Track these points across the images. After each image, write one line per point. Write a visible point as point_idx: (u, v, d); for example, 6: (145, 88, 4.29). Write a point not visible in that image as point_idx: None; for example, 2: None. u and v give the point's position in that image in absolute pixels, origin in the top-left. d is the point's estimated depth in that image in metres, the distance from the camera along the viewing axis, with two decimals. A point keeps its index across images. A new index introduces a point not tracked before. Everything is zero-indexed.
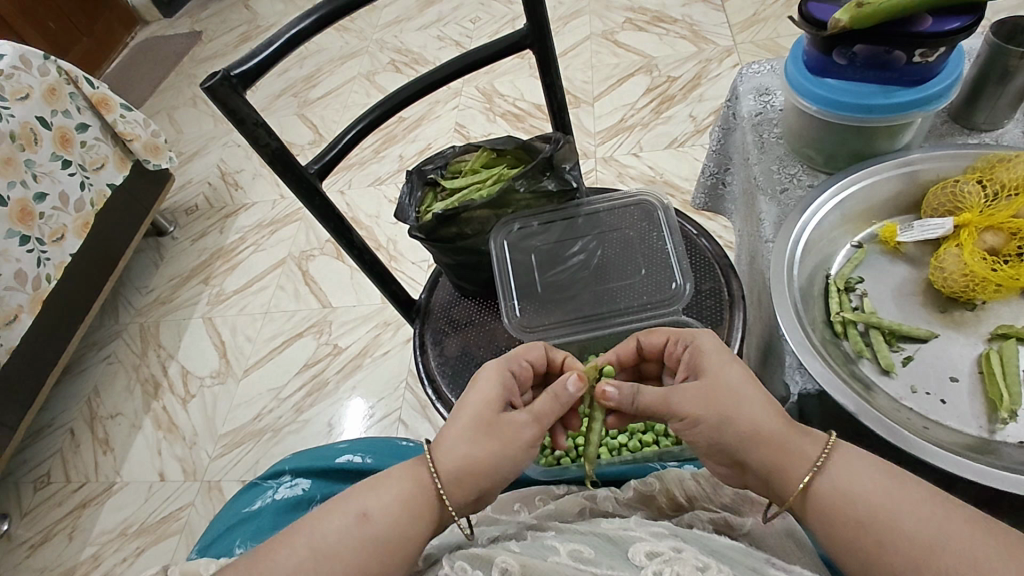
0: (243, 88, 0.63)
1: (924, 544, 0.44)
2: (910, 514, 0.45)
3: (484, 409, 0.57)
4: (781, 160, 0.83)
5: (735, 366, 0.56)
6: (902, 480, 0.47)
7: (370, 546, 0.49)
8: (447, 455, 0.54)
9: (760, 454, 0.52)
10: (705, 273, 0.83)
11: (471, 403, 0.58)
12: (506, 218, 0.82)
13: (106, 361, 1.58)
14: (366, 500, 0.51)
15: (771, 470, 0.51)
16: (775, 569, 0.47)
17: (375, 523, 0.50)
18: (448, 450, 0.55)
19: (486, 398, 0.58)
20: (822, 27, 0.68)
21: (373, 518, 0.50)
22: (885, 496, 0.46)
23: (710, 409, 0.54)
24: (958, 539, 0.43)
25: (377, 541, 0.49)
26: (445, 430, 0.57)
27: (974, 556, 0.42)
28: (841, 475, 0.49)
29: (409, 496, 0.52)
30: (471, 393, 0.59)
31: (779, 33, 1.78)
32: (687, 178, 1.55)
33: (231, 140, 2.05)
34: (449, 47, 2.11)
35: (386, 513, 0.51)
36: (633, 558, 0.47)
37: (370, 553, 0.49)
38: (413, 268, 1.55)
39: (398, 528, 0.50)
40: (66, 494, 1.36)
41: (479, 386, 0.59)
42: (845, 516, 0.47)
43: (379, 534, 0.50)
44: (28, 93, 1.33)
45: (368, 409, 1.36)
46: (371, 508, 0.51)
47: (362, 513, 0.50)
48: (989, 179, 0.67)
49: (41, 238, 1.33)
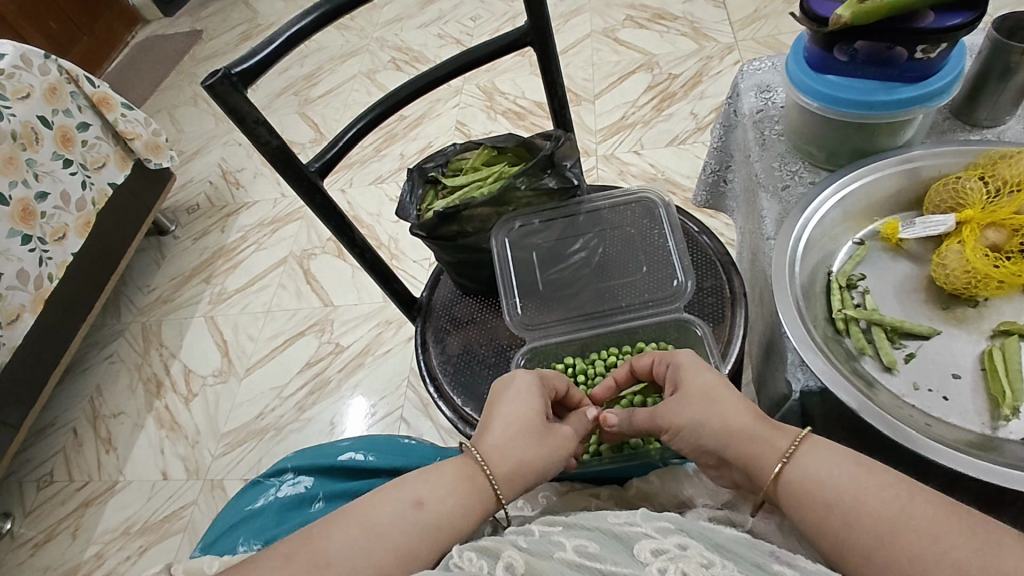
0: (244, 86, 0.63)
1: (889, 520, 0.44)
2: (876, 494, 0.46)
3: (532, 416, 0.59)
4: (783, 157, 0.83)
5: (711, 375, 0.58)
6: (869, 468, 0.48)
7: (424, 532, 0.50)
8: (500, 457, 0.56)
9: (738, 452, 0.53)
10: (707, 271, 0.83)
11: (518, 409, 0.59)
12: (507, 216, 0.81)
13: (108, 360, 1.58)
14: (422, 489, 0.53)
15: (748, 461, 0.52)
16: (779, 563, 0.47)
17: (430, 512, 0.52)
18: (502, 454, 0.57)
19: (532, 406, 0.60)
20: (824, 23, 0.68)
21: (428, 506, 0.52)
22: (853, 479, 0.47)
23: (691, 419, 0.56)
24: (923, 516, 0.44)
25: (431, 529, 0.51)
26: (494, 432, 0.58)
27: (936, 530, 0.43)
28: (809, 459, 0.50)
29: (465, 490, 0.54)
30: (517, 401, 0.60)
31: (779, 30, 1.77)
32: (687, 176, 1.55)
33: (232, 138, 2.05)
34: (450, 46, 2.11)
35: (441, 501, 0.53)
36: (638, 555, 0.48)
37: (422, 539, 0.50)
38: (414, 266, 1.55)
39: (451, 518, 0.52)
40: (70, 493, 1.37)
41: (522, 395, 0.61)
42: (815, 498, 0.48)
43: (432, 522, 0.51)
44: (29, 92, 1.33)
45: (370, 407, 1.36)
46: (426, 497, 0.52)
47: (416, 500, 0.52)
48: (991, 176, 0.67)
49: (43, 238, 1.33)
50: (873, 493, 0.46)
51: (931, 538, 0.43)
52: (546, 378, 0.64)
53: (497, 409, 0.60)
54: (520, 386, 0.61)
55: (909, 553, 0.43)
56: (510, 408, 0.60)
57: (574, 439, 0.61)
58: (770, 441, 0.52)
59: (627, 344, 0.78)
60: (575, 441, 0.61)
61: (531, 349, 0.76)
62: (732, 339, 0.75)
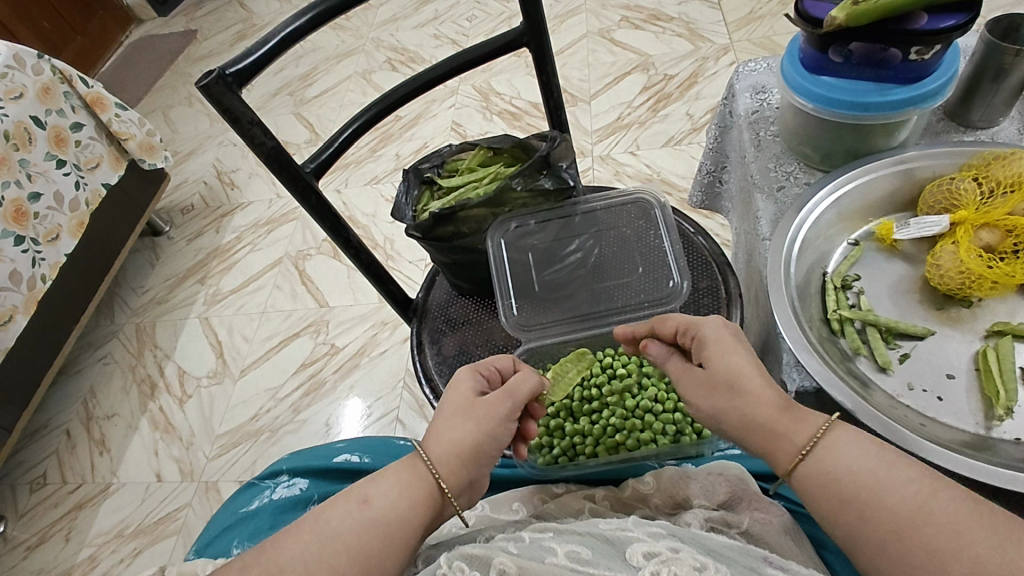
0: (238, 87, 0.63)
1: (907, 516, 0.44)
2: (892, 491, 0.45)
3: (462, 397, 0.60)
4: (778, 158, 0.83)
5: (736, 354, 0.56)
6: (890, 461, 0.46)
7: (371, 526, 0.51)
8: (436, 442, 0.57)
9: (756, 438, 0.52)
10: (703, 271, 0.83)
11: (451, 396, 0.61)
12: (502, 217, 0.82)
13: (102, 361, 1.58)
14: (368, 487, 0.53)
15: (766, 453, 0.52)
16: (773, 568, 0.48)
17: (375, 506, 0.52)
18: (437, 439, 0.57)
19: (463, 386, 0.61)
20: (818, 25, 0.68)
21: (373, 502, 0.52)
22: (869, 475, 0.46)
23: (709, 400, 0.56)
24: (942, 513, 0.43)
25: (376, 522, 0.51)
26: (434, 424, 0.59)
27: (955, 528, 0.42)
28: (837, 441, 0.49)
29: (407, 482, 0.54)
30: (451, 388, 0.62)
31: (775, 31, 1.78)
32: (683, 177, 1.55)
33: (227, 139, 2.04)
34: (446, 46, 2.11)
35: (386, 496, 0.53)
36: (631, 559, 0.48)
37: (370, 535, 0.50)
38: (410, 267, 1.55)
39: (396, 512, 0.52)
40: (63, 495, 1.36)
41: (456, 385, 0.61)
42: (830, 494, 0.47)
43: (378, 515, 0.51)
44: (21, 92, 1.32)
45: (365, 408, 1.36)
46: (372, 494, 0.53)
47: (363, 499, 0.52)
48: (984, 177, 0.67)
49: (36, 238, 1.32)
50: (888, 490, 0.45)
51: (948, 537, 0.42)
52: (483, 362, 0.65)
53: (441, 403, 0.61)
54: (458, 377, 0.62)
55: (926, 550, 0.42)
56: (448, 399, 0.61)
57: (509, 399, 0.60)
58: (799, 420, 0.51)
59: None
60: (511, 401, 0.60)
61: (527, 349, 0.76)
62: None
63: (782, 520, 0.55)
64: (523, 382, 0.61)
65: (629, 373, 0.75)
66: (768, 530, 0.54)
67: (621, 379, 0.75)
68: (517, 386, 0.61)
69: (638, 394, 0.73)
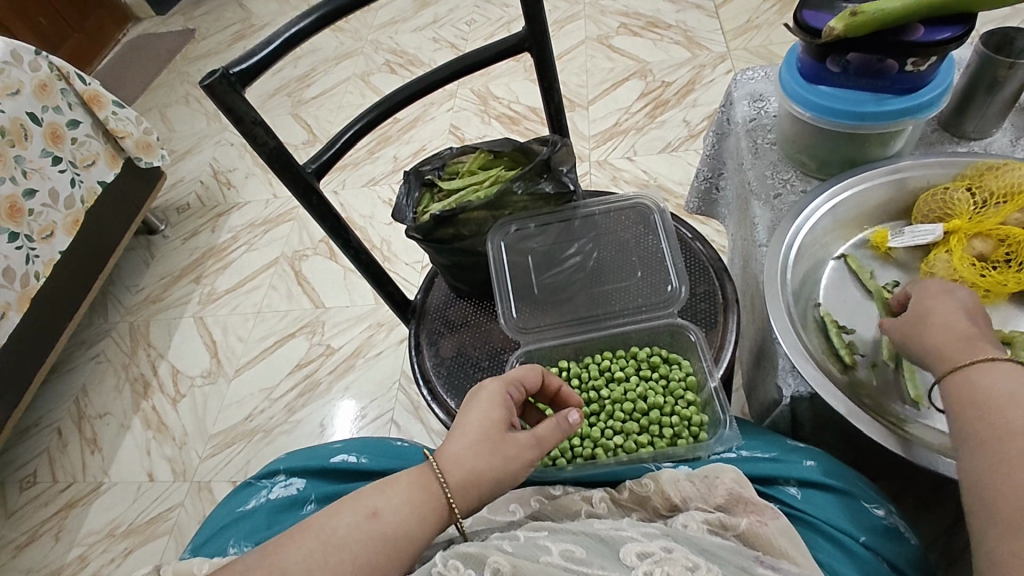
0: (243, 86, 0.63)
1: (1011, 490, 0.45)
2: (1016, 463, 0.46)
3: (489, 426, 0.58)
4: (775, 165, 0.84)
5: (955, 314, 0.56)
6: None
7: (378, 542, 0.51)
8: (456, 465, 0.55)
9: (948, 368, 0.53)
10: (700, 276, 0.83)
11: (476, 417, 0.58)
12: (502, 220, 0.81)
13: (94, 360, 1.57)
14: (377, 498, 0.53)
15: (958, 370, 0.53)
16: (763, 568, 0.50)
17: (383, 521, 0.52)
18: (457, 459, 0.56)
19: (491, 414, 0.59)
20: (816, 35, 0.68)
21: (382, 516, 0.52)
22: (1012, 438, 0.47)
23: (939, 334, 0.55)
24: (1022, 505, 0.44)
25: (385, 539, 0.51)
26: (452, 441, 0.57)
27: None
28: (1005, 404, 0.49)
29: (419, 501, 0.53)
30: (477, 409, 0.59)
31: (771, 40, 1.79)
32: (680, 183, 1.57)
33: (224, 138, 2.04)
34: (445, 50, 2.11)
35: (396, 512, 0.52)
36: (624, 559, 0.49)
37: (377, 548, 0.50)
38: (407, 268, 1.55)
39: (406, 527, 0.52)
40: (54, 494, 1.35)
41: (481, 405, 0.59)
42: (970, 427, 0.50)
43: (386, 530, 0.51)
44: (18, 89, 1.31)
45: (359, 410, 1.35)
46: (381, 507, 0.52)
47: (371, 511, 0.52)
48: (978, 187, 0.68)
49: (30, 235, 1.32)
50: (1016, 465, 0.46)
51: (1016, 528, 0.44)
52: (509, 385, 0.62)
53: (460, 419, 0.60)
54: (484, 396, 0.60)
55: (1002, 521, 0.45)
56: (469, 417, 0.59)
57: (536, 447, 0.58)
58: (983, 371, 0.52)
59: (620, 347, 0.80)
60: (538, 448, 0.58)
61: (526, 351, 0.78)
62: (724, 346, 0.76)
63: (778, 523, 0.55)
64: (553, 429, 0.59)
65: (628, 377, 0.77)
66: (764, 534, 0.54)
67: (619, 382, 0.77)
68: (545, 434, 0.59)
69: (636, 397, 0.76)
